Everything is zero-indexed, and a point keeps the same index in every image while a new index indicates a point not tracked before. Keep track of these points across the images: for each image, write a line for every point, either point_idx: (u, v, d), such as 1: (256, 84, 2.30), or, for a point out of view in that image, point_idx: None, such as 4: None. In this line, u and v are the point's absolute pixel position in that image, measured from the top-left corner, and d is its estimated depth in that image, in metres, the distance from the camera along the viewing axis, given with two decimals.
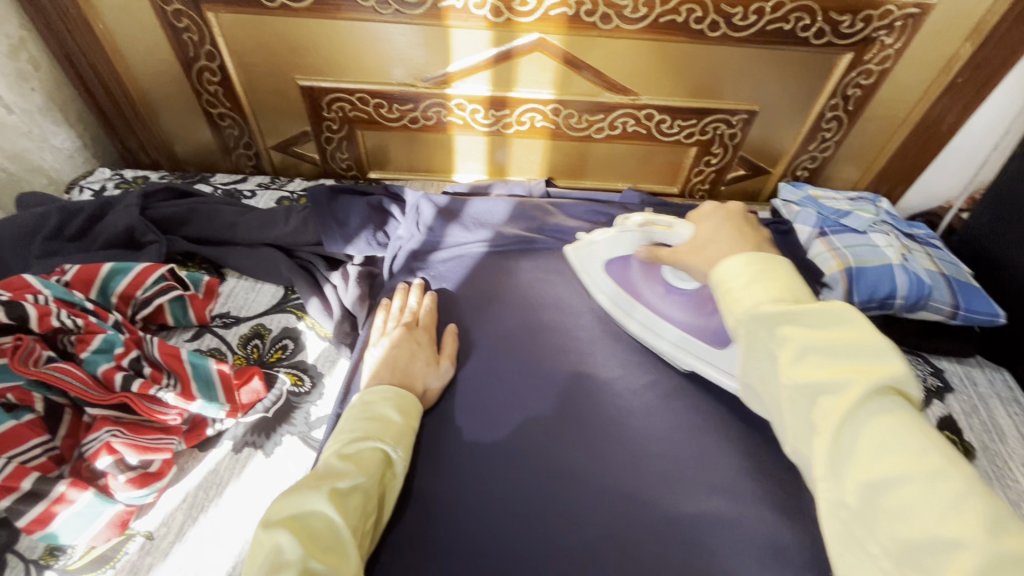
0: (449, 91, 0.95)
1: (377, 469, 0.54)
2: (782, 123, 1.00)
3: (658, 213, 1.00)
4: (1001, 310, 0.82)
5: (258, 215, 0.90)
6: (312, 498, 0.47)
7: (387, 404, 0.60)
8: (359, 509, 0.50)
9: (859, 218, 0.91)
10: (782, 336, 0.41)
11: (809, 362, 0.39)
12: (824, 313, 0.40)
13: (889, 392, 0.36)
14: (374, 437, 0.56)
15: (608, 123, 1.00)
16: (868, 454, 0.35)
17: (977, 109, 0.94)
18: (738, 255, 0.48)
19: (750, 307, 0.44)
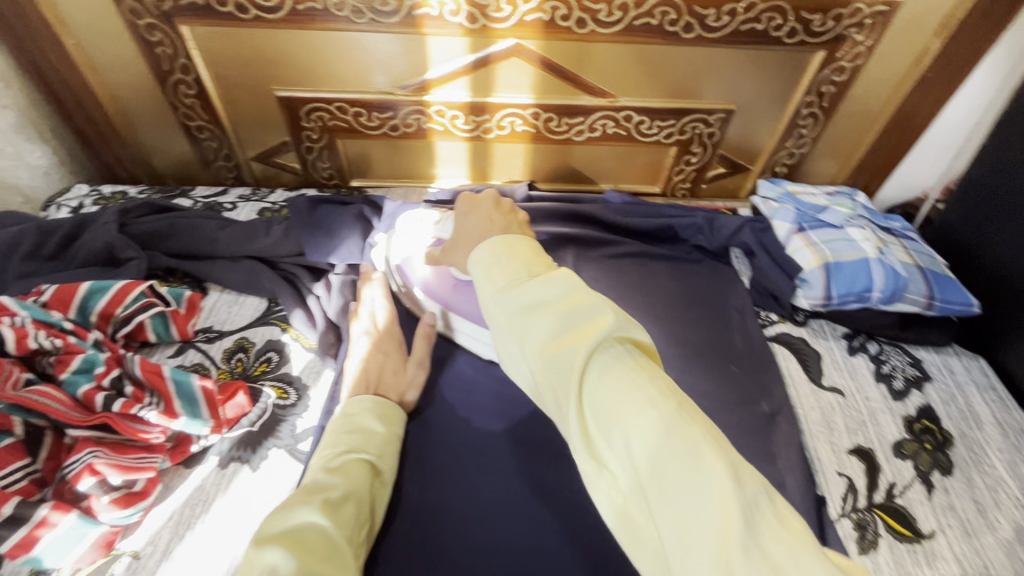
0: (428, 98, 0.95)
1: (363, 481, 0.55)
2: (759, 121, 1.02)
3: (640, 214, 1.01)
4: (975, 299, 0.84)
5: (239, 228, 0.89)
6: (302, 510, 0.48)
7: (368, 415, 0.61)
8: (349, 519, 0.51)
9: (837, 213, 0.92)
10: (522, 314, 0.43)
11: (548, 333, 0.41)
12: (544, 287, 0.43)
13: (606, 345, 0.40)
14: (357, 449, 0.58)
15: (588, 125, 1.00)
16: (605, 410, 0.37)
17: (949, 102, 0.95)
18: (493, 240, 0.50)
19: (495, 292, 0.45)
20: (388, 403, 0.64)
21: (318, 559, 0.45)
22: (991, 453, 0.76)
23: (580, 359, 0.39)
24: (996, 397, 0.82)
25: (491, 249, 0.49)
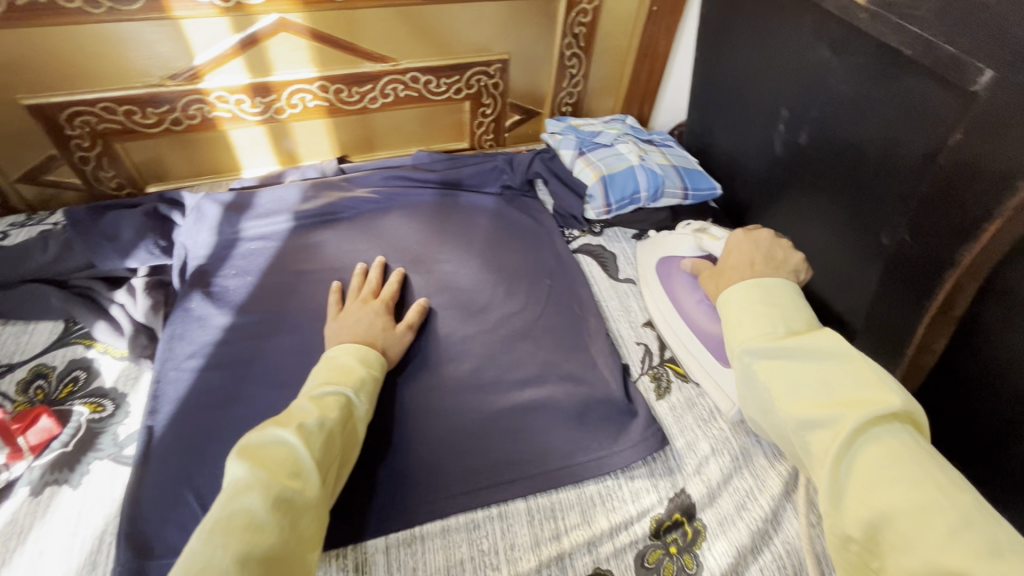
0: (204, 85, 0.93)
1: (341, 408, 0.61)
2: (534, 66, 1.13)
3: (448, 167, 1.08)
4: (717, 183, 1.03)
5: (9, 252, 0.81)
6: (275, 430, 0.55)
7: (348, 356, 0.68)
8: (331, 441, 0.57)
9: (607, 135, 1.07)
10: (773, 370, 0.57)
11: (808, 397, 0.53)
12: (812, 356, 0.55)
13: (880, 418, 0.49)
14: (336, 382, 0.64)
15: (379, 91, 1.05)
16: (864, 475, 0.47)
17: (679, 30, 1.14)
18: (739, 285, 0.65)
19: (745, 342, 0.59)
20: (371, 352, 0.71)
21: (285, 474, 0.52)
22: None
23: (849, 425, 0.49)
24: None
25: (742, 286, 0.65)
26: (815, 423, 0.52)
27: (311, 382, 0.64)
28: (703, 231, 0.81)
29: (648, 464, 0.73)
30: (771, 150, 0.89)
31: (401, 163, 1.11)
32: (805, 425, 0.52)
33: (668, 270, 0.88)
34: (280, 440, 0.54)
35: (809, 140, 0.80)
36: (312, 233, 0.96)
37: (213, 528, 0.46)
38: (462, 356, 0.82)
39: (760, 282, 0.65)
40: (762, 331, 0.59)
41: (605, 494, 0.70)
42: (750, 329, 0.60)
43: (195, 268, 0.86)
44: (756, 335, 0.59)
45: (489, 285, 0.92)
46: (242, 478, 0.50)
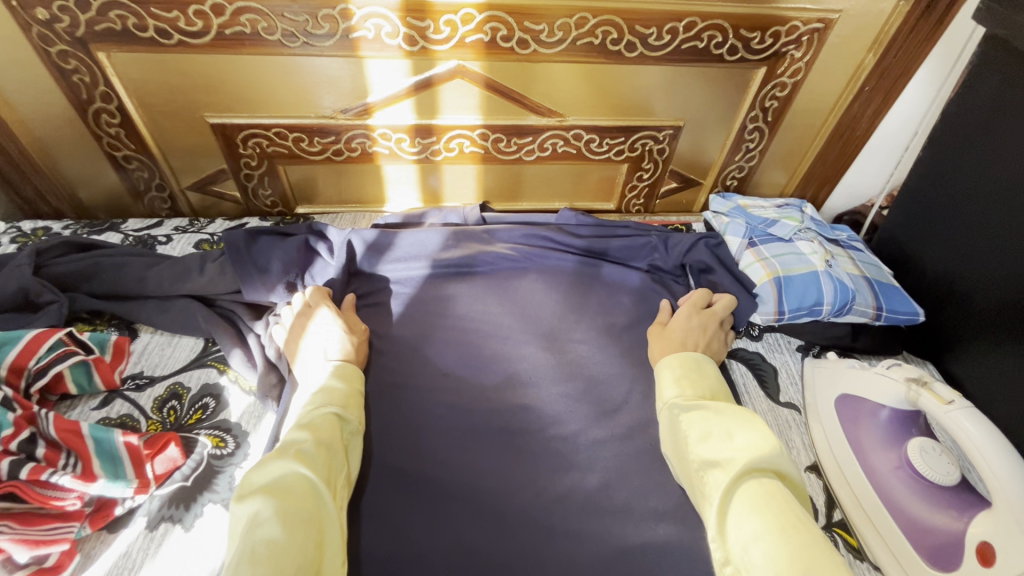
0: (371, 121, 0.92)
1: (334, 427, 0.62)
2: (707, 136, 1.02)
3: (595, 232, 1.00)
4: (919, 307, 0.86)
5: (171, 264, 0.83)
6: (276, 459, 0.55)
7: (330, 374, 0.69)
8: (329, 460, 0.59)
9: (785, 226, 0.93)
10: (693, 421, 0.61)
11: (710, 445, 0.57)
12: (726, 417, 0.59)
13: (762, 463, 0.53)
14: (325, 404, 0.65)
15: (537, 145, 0.99)
16: (742, 510, 0.50)
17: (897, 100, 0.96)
18: (671, 356, 0.72)
19: (673, 400, 0.65)
20: (348, 365, 0.71)
21: (296, 498, 0.53)
22: None
23: (738, 464, 0.53)
24: None
25: (669, 361, 0.71)
26: (715, 466, 0.56)
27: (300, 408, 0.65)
28: (922, 385, 0.66)
29: None
30: (1017, 291, 0.71)
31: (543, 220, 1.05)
32: (706, 468, 0.56)
33: (852, 409, 0.73)
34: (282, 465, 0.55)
35: None
36: (447, 285, 0.92)
37: (240, 559, 0.46)
38: (590, 465, 0.72)
39: (688, 355, 0.71)
40: (689, 393, 0.65)
41: None
42: (686, 389, 0.66)
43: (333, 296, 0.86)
44: (685, 397, 0.65)
45: (627, 381, 0.82)
46: (259, 510, 0.50)
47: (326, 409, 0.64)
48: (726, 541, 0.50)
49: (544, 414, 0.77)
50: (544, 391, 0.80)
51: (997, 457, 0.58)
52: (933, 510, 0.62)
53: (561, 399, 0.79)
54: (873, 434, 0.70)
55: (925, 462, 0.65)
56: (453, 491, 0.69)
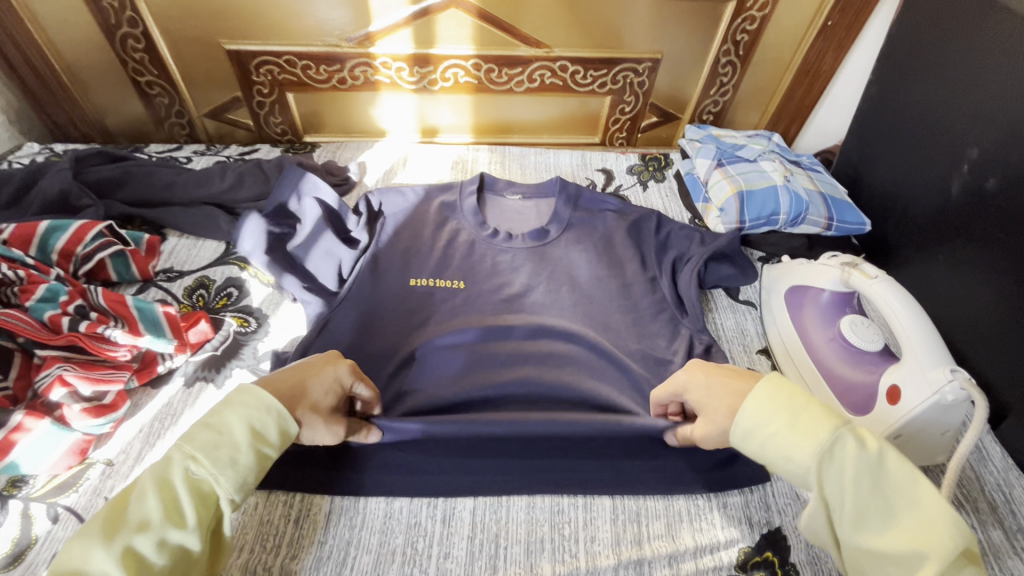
0: (373, 50, 1.00)
1: (205, 505, 0.48)
2: (684, 70, 1.11)
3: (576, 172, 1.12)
4: (867, 219, 0.96)
5: (193, 174, 0.93)
6: (93, 556, 0.42)
7: (235, 414, 0.51)
8: (168, 568, 0.45)
9: (752, 149, 1.03)
10: (833, 489, 0.49)
11: (874, 531, 0.47)
12: (886, 486, 0.47)
13: (957, 563, 0.44)
14: (199, 461, 0.48)
15: (527, 76, 1.07)
16: None
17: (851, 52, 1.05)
18: (762, 383, 0.53)
19: (794, 457, 0.50)
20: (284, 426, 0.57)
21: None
22: None
23: (936, 574, 0.43)
24: None
25: (755, 396, 0.53)
26: (885, 557, 0.46)
27: (167, 456, 0.48)
28: (853, 267, 0.75)
29: (744, 495, 0.70)
30: (944, 194, 0.81)
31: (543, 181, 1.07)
32: (870, 554, 0.47)
33: (796, 300, 0.83)
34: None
35: (999, 187, 0.71)
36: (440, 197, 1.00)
37: None
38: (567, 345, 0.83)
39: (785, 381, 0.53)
40: (813, 444, 0.49)
41: (694, 513, 0.68)
42: (806, 445, 0.49)
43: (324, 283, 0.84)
44: (810, 453, 0.49)
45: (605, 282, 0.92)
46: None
47: (202, 477, 0.48)
48: None
49: (528, 304, 0.89)
50: (529, 287, 0.91)
51: (907, 315, 0.68)
52: (860, 372, 0.73)
53: (545, 294, 0.90)
54: (813, 315, 0.80)
55: (854, 332, 0.75)
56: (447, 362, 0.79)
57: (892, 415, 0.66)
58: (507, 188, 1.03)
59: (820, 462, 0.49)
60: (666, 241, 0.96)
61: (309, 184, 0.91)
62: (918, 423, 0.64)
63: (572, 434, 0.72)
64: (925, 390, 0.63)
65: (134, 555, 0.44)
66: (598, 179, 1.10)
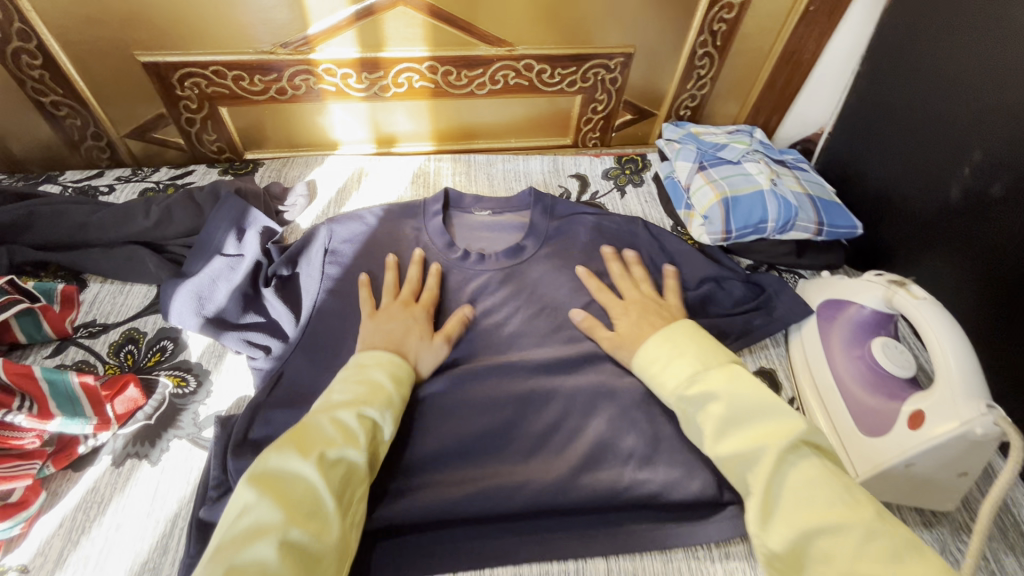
0: (314, 56, 0.89)
1: (368, 435, 0.59)
2: (658, 63, 1.02)
3: (547, 178, 1.03)
4: (858, 221, 0.90)
5: (113, 209, 0.81)
6: (296, 462, 0.54)
7: (379, 370, 0.65)
8: (348, 475, 0.56)
9: (734, 149, 0.96)
10: (705, 409, 0.61)
11: (732, 434, 0.58)
12: (740, 398, 0.60)
13: (795, 448, 0.55)
14: (364, 402, 0.61)
15: (488, 77, 0.98)
16: (798, 501, 0.51)
17: (832, 37, 0.99)
18: (649, 341, 0.70)
19: (675, 387, 0.64)
20: (404, 365, 0.68)
21: (303, 513, 0.51)
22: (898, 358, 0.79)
23: (774, 455, 0.54)
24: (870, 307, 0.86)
25: (643, 356, 0.69)
26: (743, 458, 0.56)
27: (339, 399, 0.62)
28: (899, 286, 0.70)
29: (746, 542, 0.65)
30: (943, 197, 0.75)
31: (513, 194, 0.99)
32: (733, 458, 0.57)
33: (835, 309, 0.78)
34: (302, 477, 0.53)
35: (1004, 193, 0.66)
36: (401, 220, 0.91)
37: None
38: (549, 380, 0.75)
39: (666, 332, 0.70)
40: (683, 371, 0.65)
41: (694, 568, 0.63)
42: (675, 376, 0.65)
43: (279, 318, 0.77)
44: (681, 379, 0.64)
45: (586, 306, 0.84)
46: (264, 517, 0.49)
47: (368, 414, 0.60)
48: (772, 531, 0.52)
49: (502, 336, 0.81)
50: (503, 315, 0.83)
51: (950, 344, 0.62)
52: (880, 398, 0.68)
53: (520, 323, 0.82)
54: (845, 334, 0.75)
55: (887, 355, 0.70)
56: (418, 407, 0.72)
57: (909, 441, 0.61)
58: (475, 203, 0.95)
59: (683, 389, 0.64)
60: (653, 255, 0.89)
61: (248, 220, 0.83)
62: (937, 455, 0.59)
63: (559, 488, 0.65)
64: (953, 421, 0.58)
65: (324, 461, 0.55)
66: (572, 186, 1.02)
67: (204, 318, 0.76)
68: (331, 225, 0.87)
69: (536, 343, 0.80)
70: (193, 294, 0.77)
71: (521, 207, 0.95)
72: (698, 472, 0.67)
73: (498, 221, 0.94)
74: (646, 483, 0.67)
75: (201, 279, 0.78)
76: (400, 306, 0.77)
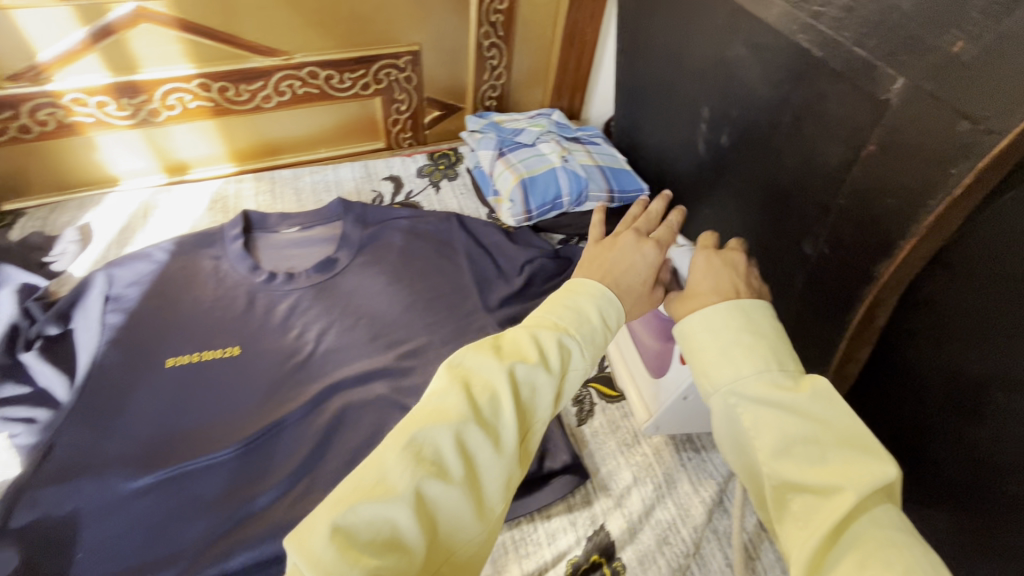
0: (54, 86, 0.80)
1: (561, 364, 0.46)
2: (449, 57, 1.04)
3: (359, 185, 1.01)
4: (646, 183, 0.98)
5: None
6: (492, 363, 0.44)
7: (586, 301, 0.49)
8: (530, 397, 0.45)
9: (530, 133, 1.00)
10: (762, 420, 0.43)
11: (795, 462, 0.41)
12: (824, 417, 0.42)
13: (874, 493, 0.39)
14: (567, 327, 0.47)
15: (272, 89, 0.94)
16: (869, 556, 0.36)
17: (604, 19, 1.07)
18: (713, 308, 0.48)
19: (733, 380, 0.45)
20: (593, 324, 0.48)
21: (491, 416, 0.42)
22: None
23: (851, 495, 0.38)
24: None
25: (702, 319, 0.48)
26: (808, 490, 0.40)
27: (538, 317, 0.49)
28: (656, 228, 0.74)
29: (567, 501, 0.68)
30: (696, 152, 0.83)
31: (321, 206, 0.95)
32: (794, 489, 0.40)
33: None
34: (496, 386, 0.43)
35: (730, 141, 0.74)
36: (192, 252, 0.84)
37: (332, 529, 0.36)
38: (366, 390, 0.74)
39: (740, 306, 0.48)
40: (754, 366, 0.44)
41: (519, 538, 0.65)
42: (740, 363, 0.45)
43: (48, 384, 0.68)
44: (745, 372, 0.44)
45: (403, 306, 0.84)
46: (399, 464, 0.39)
47: (567, 343, 0.46)
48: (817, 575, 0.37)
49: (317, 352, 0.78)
50: (315, 332, 0.80)
51: None
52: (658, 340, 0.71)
53: (335, 336, 0.80)
54: None
55: None
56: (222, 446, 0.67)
57: (679, 376, 0.65)
58: (281, 221, 0.90)
59: (744, 389, 0.44)
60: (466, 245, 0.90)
61: None
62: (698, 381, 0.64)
63: None
64: None
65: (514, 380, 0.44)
66: (385, 189, 1.01)
67: None
68: (109, 269, 0.79)
69: (352, 354, 0.78)
70: None
71: (330, 217, 0.91)
72: None
73: (307, 236, 0.91)
74: None
75: None
76: (632, 236, 0.56)
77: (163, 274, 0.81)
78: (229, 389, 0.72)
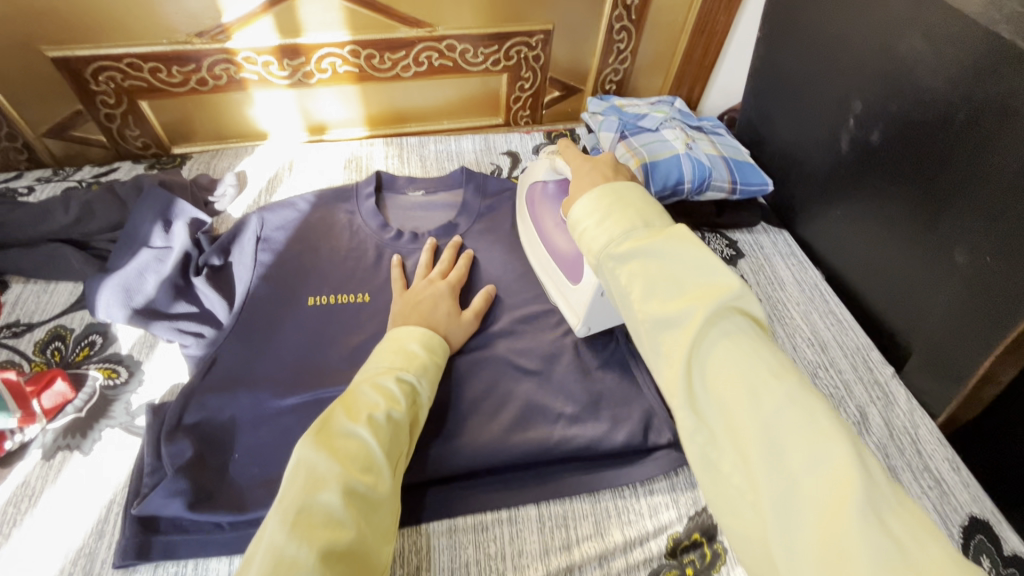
0: (231, 45, 0.89)
1: (409, 398, 0.58)
2: (579, 39, 1.05)
3: (479, 157, 1.06)
4: (769, 178, 0.95)
5: (30, 209, 0.82)
6: (346, 425, 0.52)
7: (411, 339, 0.65)
8: (396, 434, 0.54)
9: (653, 118, 1.00)
10: None
11: None
12: None
13: None
14: (401, 369, 0.61)
15: (412, 59, 0.99)
16: None
17: (741, 9, 1.04)
18: None
19: None
20: (434, 351, 0.65)
21: (360, 466, 0.50)
22: (792, 307, 0.85)
23: None
24: (797, 262, 0.91)
25: None
26: None
27: (375, 366, 0.60)
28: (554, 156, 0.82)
29: (670, 479, 0.70)
30: (836, 148, 0.80)
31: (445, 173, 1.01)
32: None
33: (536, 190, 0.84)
34: (361, 438, 0.51)
35: (883, 138, 0.71)
36: (331, 204, 0.92)
37: None
38: (482, 346, 0.77)
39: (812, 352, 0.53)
40: None
41: (622, 507, 0.67)
42: None
43: (213, 306, 0.78)
44: None
45: (518, 274, 0.87)
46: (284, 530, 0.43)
47: (406, 379, 0.60)
48: None
49: None
50: None
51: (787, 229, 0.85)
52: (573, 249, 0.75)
53: None
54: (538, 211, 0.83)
55: None
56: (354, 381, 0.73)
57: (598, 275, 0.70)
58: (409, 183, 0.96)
59: None
60: None
61: (175, 212, 0.83)
62: None
63: (493, 448, 0.68)
64: None
65: (374, 425, 0.53)
66: (503, 162, 1.05)
67: (132, 310, 0.76)
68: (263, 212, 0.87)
69: None
70: (120, 287, 0.76)
71: (453, 184, 0.96)
72: (621, 422, 0.71)
73: (431, 200, 0.96)
74: (576, 435, 0.70)
75: (127, 272, 0.77)
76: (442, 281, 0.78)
77: (306, 222, 0.89)
78: (360, 330, 0.79)
